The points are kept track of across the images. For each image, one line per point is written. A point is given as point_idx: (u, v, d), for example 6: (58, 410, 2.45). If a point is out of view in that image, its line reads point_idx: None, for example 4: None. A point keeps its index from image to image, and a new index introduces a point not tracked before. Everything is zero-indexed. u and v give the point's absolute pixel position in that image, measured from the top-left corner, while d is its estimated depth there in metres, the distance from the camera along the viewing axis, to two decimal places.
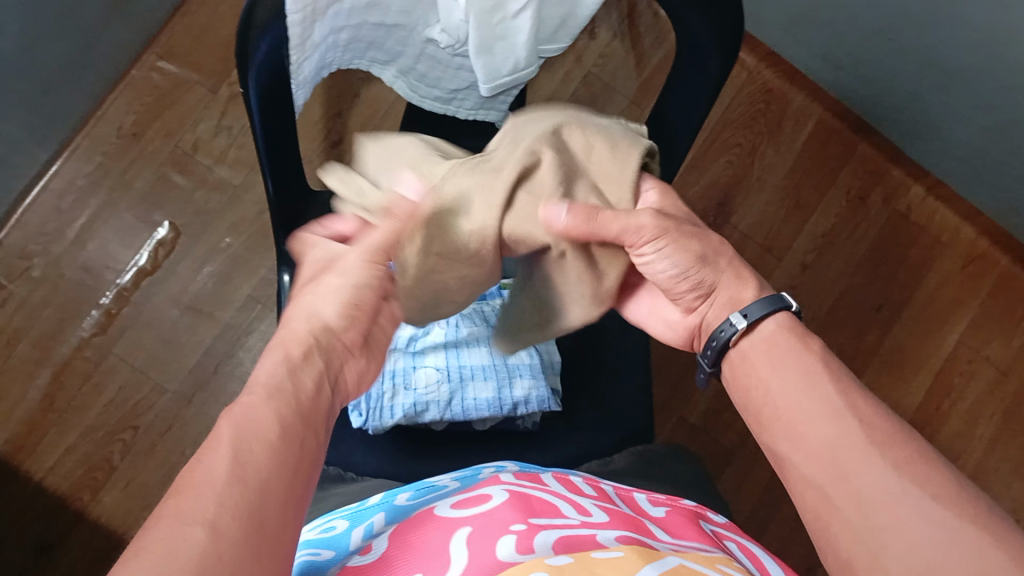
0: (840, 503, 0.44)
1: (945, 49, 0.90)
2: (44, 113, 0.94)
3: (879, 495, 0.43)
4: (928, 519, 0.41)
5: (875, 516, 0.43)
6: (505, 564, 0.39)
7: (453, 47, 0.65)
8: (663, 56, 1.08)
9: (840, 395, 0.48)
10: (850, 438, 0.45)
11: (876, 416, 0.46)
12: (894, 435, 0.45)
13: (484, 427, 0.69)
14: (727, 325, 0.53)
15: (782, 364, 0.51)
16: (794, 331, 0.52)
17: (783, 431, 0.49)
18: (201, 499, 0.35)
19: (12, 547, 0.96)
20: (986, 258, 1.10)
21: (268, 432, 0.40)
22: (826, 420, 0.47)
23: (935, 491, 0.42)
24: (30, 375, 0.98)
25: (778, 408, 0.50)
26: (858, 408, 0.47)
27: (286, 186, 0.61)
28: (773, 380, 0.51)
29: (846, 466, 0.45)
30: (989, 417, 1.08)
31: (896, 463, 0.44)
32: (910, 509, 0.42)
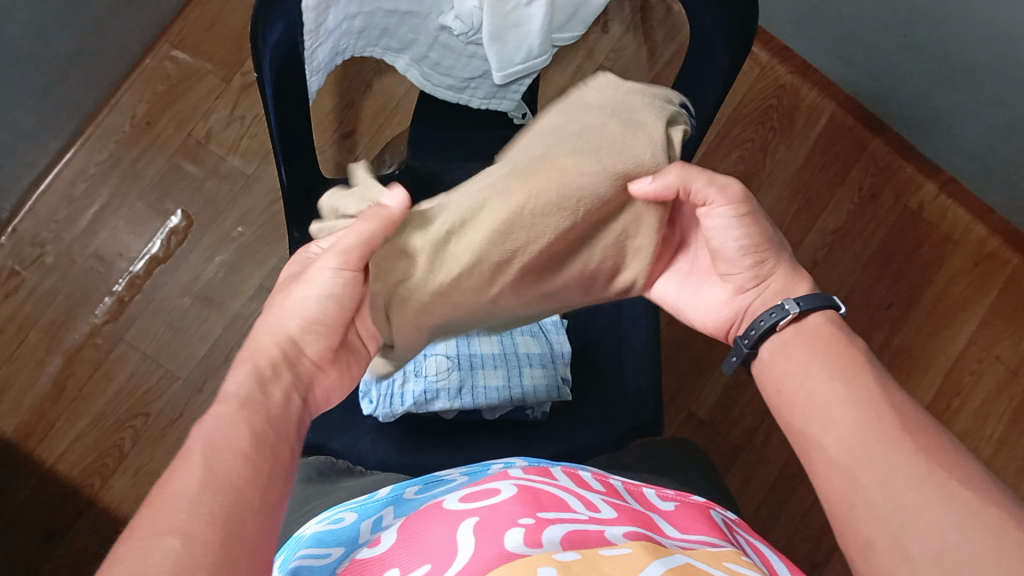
0: (867, 486, 0.44)
1: (957, 45, 0.89)
2: (56, 101, 0.95)
3: (906, 479, 0.43)
4: (953, 507, 0.41)
5: (901, 498, 0.42)
6: (511, 555, 0.39)
7: (466, 34, 0.66)
8: (675, 51, 1.08)
9: (877, 385, 0.48)
10: (882, 424, 0.45)
11: (908, 409, 0.46)
12: (923, 425, 0.45)
13: (493, 416, 0.69)
14: (778, 308, 0.52)
15: (816, 351, 0.51)
16: (839, 328, 0.52)
17: (810, 413, 0.49)
18: (176, 508, 0.36)
19: (22, 532, 0.96)
20: (997, 256, 1.10)
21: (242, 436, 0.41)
22: (857, 403, 0.47)
23: (962, 478, 0.42)
24: (41, 361, 0.99)
25: (806, 391, 0.50)
26: (890, 396, 0.47)
27: (296, 171, 0.61)
28: (808, 366, 0.50)
29: (873, 449, 0.45)
30: (998, 416, 1.08)
31: (925, 451, 0.44)
32: (936, 495, 0.42)
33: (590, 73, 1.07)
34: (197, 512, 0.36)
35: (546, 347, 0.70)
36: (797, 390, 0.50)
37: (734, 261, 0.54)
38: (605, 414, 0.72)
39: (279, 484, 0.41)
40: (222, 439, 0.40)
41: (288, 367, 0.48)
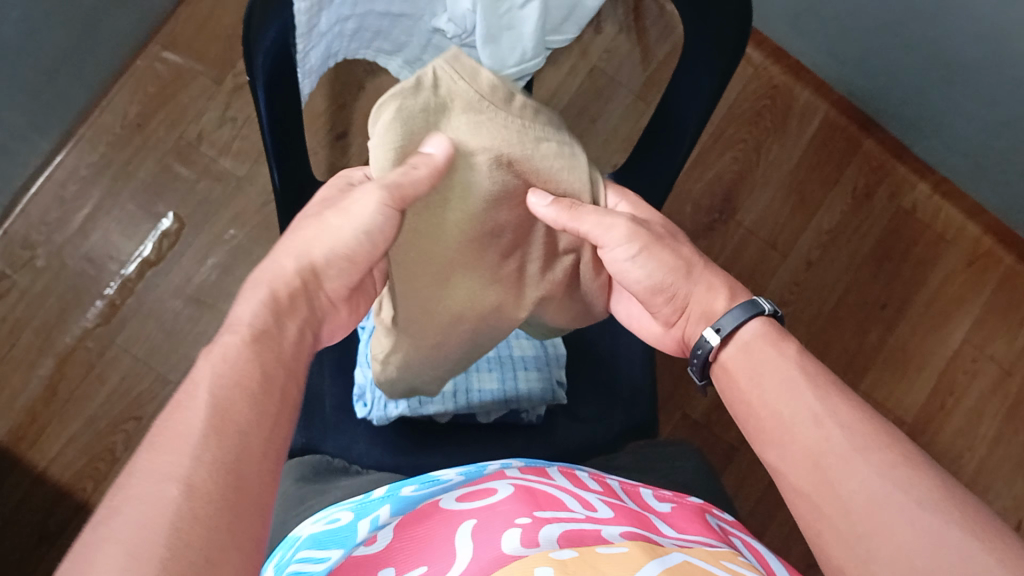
0: (829, 511, 0.44)
1: (950, 43, 0.89)
2: (46, 101, 0.94)
3: (863, 503, 0.43)
4: (912, 524, 0.41)
5: (860, 523, 0.42)
6: (507, 557, 0.39)
7: (460, 37, 0.67)
8: (669, 50, 1.08)
9: (818, 400, 0.47)
10: (832, 443, 0.45)
11: (854, 419, 0.46)
12: (874, 439, 0.45)
13: (488, 419, 0.69)
14: (703, 343, 0.54)
15: (760, 374, 0.51)
16: (768, 338, 0.52)
17: (768, 439, 0.49)
18: (176, 453, 0.35)
19: (12, 535, 0.95)
20: (991, 255, 1.10)
21: (250, 382, 0.40)
22: (806, 427, 0.47)
23: (919, 495, 0.42)
24: (33, 364, 0.98)
25: (761, 419, 0.50)
26: (837, 413, 0.46)
27: (290, 173, 0.61)
28: (756, 391, 0.50)
29: (829, 473, 0.45)
30: (992, 415, 1.08)
31: (879, 468, 0.43)
32: (897, 514, 0.41)
33: (584, 73, 1.07)
34: (198, 462, 0.35)
35: (541, 349, 0.70)
36: (753, 417, 0.50)
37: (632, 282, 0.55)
38: (600, 415, 0.71)
39: (279, 435, 0.40)
40: (230, 379, 0.40)
41: (305, 299, 0.49)
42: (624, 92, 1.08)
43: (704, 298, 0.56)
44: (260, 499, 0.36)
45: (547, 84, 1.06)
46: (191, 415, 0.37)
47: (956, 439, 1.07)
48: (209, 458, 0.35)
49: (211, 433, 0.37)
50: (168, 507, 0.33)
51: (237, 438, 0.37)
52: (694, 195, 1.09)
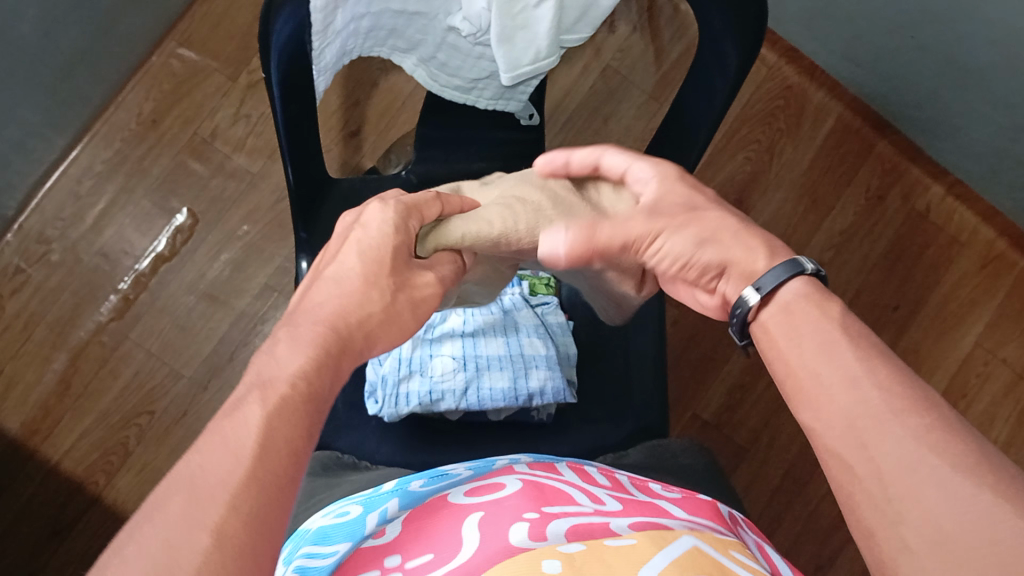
0: (861, 473, 0.40)
1: (966, 45, 0.88)
2: (61, 98, 0.95)
3: (895, 466, 0.38)
4: (947, 487, 0.37)
5: (891, 486, 0.38)
6: (515, 549, 0.39)
7: (475, 35, 0.65)
8: (683, 50, 1.07)
9: (858, 360, 0.43)
10: (867, 405, 0.41)
11: (894, 380, 0.41)
12: (913, 401, 0.40)
13: (500, 416, 0.70)
14: (739, 302, 0.48)
15: (798, 334, 0.46)
16: (812, 297, 0.47)
17: (802, 399, 0.44)
18: (212, 502, 0.33)
19: (25, 529, 0.96)
20: (1004, 258, 1.10)
21: (297, 436, 0.38)
22: (844, 389, 0.42)
23: (953, 458, 0.37)
24: (47, 358, 0.99)
25: (798, 378, 0.45)
26: (877, 373, 0.42)
27: (306, 170, 0.62)
28: (792, 348, 0.46)
29: (863, 435, 0.40)
30: (1004, 419, 1.07)
31: (915, 431, 0.39)
32: (930, 478, 0.37)
33: (597, 73, 1.07)
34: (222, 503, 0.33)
35: (553, 348, 0.70)
36: (790, 376, 0.46)
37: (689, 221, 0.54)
38: (611, 415, 0.71)
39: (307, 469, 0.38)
40: (276, 430, 0.37)
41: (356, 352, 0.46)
42: (637, 92, 1.08)
43: (741, 260, 0.49)
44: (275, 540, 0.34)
45: (561, 84, 1.06)
46: (224, 456, 0.35)
47: None
48: (243, 509, 0.33)
49: (249, 482, 0.34)
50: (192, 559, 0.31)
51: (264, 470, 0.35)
52: None
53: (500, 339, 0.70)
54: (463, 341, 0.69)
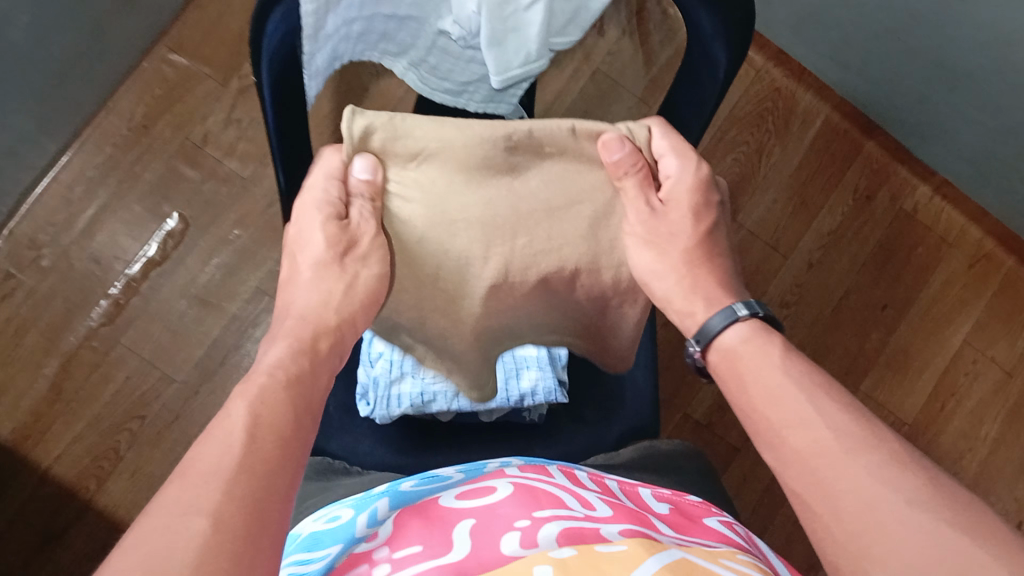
0: (822, 511, 0.43)
1: (953, 48, 0.89)
2: (53, 104, 0.95)
3: (854, 502, 0.41)
4: (903, 520, 0.39)
5: (852, 522, 0.41)
6: (507, 558, 0.39)
7: (465, 39, 0.65)
8: (673, 54, 1.09)
9: (813, 403, 0.46)
10: (823, 445, 0.44)
11: (851, 422, 0.45)
12: (869, 439, 0.43)
13: (491, 418, 0.71)
14: (687, 349, 0.56)
15: (760, 373, 0.50)
16: (760, 339, 0.52)
17: (768, 438, 0.48)
18: (208, 483, 0.36)
19: (17, 535, 0.96)
20: (992, 258, 1.11)
21: (283, 427, 0.42)
22: (799, 430, 0.46)
23: (909, 495, 0.40)
24: (39, 364, 0.99)
25: (765, 416, 0.48)
26: (835, 414, 0.45)
27: (297, 175, 0.62)
28: (754, 393, 0.49)
29: (822, 472, 0.43)
30: (994, 417, 1.08)
31: (873, 467, 0.42)
32: (888, 511, 0.40)
33: (587, 77, 1.08)
34: (218, 487, 0.36)
35: (543, 347, 0.69)
36: (757, 415, 0.49)
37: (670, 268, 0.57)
38: (602, 416, 0.72)
39: (300, 454, 0.43)
40: (262, 423, 0.41)
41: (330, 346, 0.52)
42: (627, 96, 1.08)
43: (682, 303, 0.57)
44: (273, 527, 0.37)
45: (551, 87, 1.07)
46: (216, 448, 0.38)
47: (957, 441, 1.07)
48: (237, 495, 0.36)
49: (241, 462, 0.38)
50: (194, 540, 0.33)
51: (254, 456, 0.39)
52: None
53: None
54: None
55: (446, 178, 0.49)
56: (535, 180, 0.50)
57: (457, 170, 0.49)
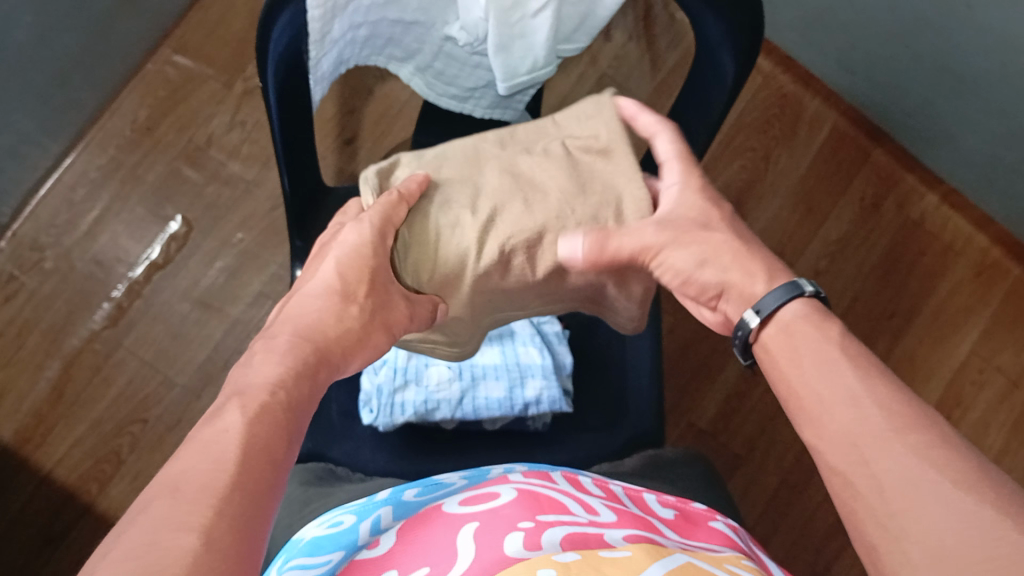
0: (862, 489, 0.40)
1: (958, 54, 0.89)
2: (55, 104, 0.95)
3: (895, 481, 0.39)
4: (944, 503, 0.37)
5: (892, 502, 0.39)
6: (510, 560, 0.39)
7: (472, 45, 0.64)
8: (679, 58, 1.08)
9: (858, 378, 0.44)
10: (867, 422, 0.42)
11: (894, 398, 0.42)
12: (912, 418, 0.41)
13: (495, 426, 0.70)
14: (742, 324, 0.51)
15: (806, 363, 0.46)
16: (813, 320, 0.48)
17: (807, 419, 0.45)
18: (184, 471, 0.35)
19: (17, 539, 0.96)
20: (999, 266, 1.10)
21: (273, 442, 0.39)
22: (842, 406, 0.43)
23: (954, 475, 0.38)
24: (41, 365, 0.99)
25: (806, 398, 0.46)
26: (876, 392, 0.43)
27: (302, 183, 0.62)
28: (793, 370, 0.47)
29: (866, 451, 0.41)
30: (1000, 426, 1.07)
31: (914, 447, 0.39)
32: (929, 493, 0.38)
33: (593, 81, 1.07)
34: (195, 469, 0.35)
35: (548, 355, 0.68)
36: (795, 398, 0.47)
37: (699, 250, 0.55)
38: (607, 424, 0.71)
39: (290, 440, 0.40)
40: (253, 437, 0.38)
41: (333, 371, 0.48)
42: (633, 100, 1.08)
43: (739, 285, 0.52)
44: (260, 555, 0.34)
45: (556, 92, 1.07)
46: (204, 461, 0.35)
47: None
48: (228, 513, 0.33)
49: (249, 467, 0.36)
50: (181, 559, 0.30)
51: (245, 445, 0.37)
52: None
53: (493, 347, 0.69)
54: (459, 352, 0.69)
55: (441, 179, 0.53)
56: (530, 159, 0.53)
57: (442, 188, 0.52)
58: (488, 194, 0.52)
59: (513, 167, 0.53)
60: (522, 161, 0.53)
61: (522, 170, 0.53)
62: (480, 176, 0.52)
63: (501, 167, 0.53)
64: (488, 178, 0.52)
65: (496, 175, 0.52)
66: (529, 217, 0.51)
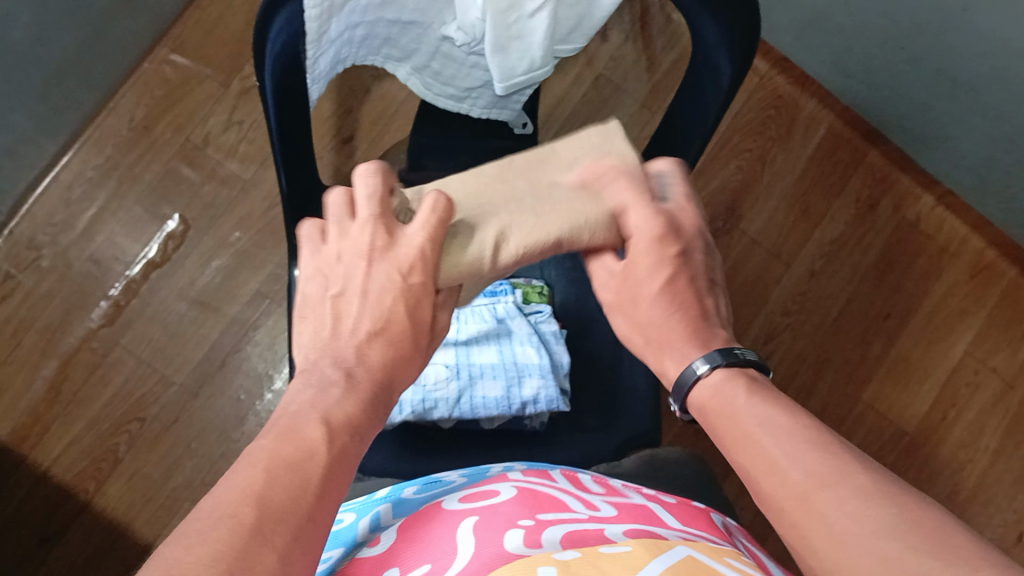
0: (804, 554, 0.37)
1: (954, 57, 0.89)
2: (52, 104, 0.95)
3: (827, 541, 0.36)
4: (872, 554, 0.34)
5: (828, 562, 0.35)
6: (511, 555, 0.39)
7: (469, 45, 0.65)
8: (676, 59, 1.08)
9: (777, 439, 0.41)
10: (787, 486, 0.39)
11: (819, 451, 0.39)
12: (832, 469, 0.38)
13: (492, 425, 0.69)
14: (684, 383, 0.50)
15: (758, 415, 0.43)
16: (744, 381, 0.46)
17: (755, 472, 0.41)
18: (259, 473, 0.35)
19: (14, 537, 0.96)
20: (994, 268, 1.10)
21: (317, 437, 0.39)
22: (767, 473, 0.40)
23: (875, 523, 0.34)
24: (37, 364, 0.99)
25: (755, 448, 0.42)
26: (796, 448, 0.40)
27: (299, 183, 0.62)
28: (728, 439, 0.44)
29: (799, 512, 0.38)
30: (994, 427, 1.08)
31: (837, 500, 0.36)
32: (854, 548, 0.34)
33: (590, 82, 1.08)
34: (273, 479, 0.35)
35: (546, 355, 0.69)
36: (741, 451, 0.43)
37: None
38: (603, 424, 0.71)
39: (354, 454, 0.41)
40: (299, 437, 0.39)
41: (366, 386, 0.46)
42: (629, 101, 1.08)
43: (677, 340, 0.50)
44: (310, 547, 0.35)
45: (554, 92, 1.07)
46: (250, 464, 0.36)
47: (957, 452, 1.07)
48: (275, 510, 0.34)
49: (312, 481, 0.37)
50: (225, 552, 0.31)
51: (311, 465, 0.37)
52: (699, 203, 1.09)
53: (490, 347, 0.69)
54: (456, 350, 0.68)
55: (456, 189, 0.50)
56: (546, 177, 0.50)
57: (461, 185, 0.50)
58: (502, 207, 0.48)
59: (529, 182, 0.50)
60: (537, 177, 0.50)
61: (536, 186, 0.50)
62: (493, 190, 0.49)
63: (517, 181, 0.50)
64: (503, 191, 0.49)
65: (515, 188, 0.49)
66: (542, 227, 0.47)
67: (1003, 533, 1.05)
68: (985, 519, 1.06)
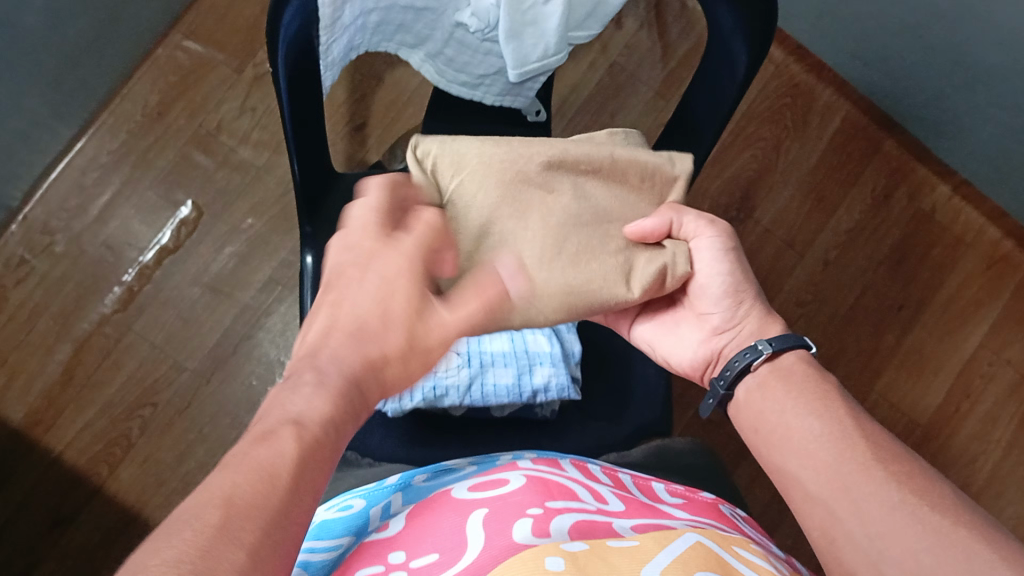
0: (844, 516, 0.44)
1: (973, 46, 0.88)
2: (67, 89, 0.95)
3: (877, 511, 0.43)
4: (923, 528, 0.41)
5: (874, 526, 0.43)
6: (519, 547, 0.39)
7: (482, 31, 0.64)
8: (690, 47, 1.08)
9: (824, 412, 0.49)
10: (814, 442, 0.48)
11: (874, 435, 0.47)
12: (885, 454, 0.45)
13: (503, 413, 0.70)
14: (750, 351, 0.53)
15: (774, 403, 0.51)
16: (810, 365, 0.53)
17: (780, 430, 0.50)
18: (248, 477, 0.36)
19: (29, 519, 0.97)
20: (1010, 259, 1.09)
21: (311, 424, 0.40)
22: (792, 427, 0.49)
23: (930, 502, 0.43)
24: (51, 348, 0.99)
25: (787, 411, 0.50)
26: (855, 434, 0.47)
27: (311, 168, 0.62)
28: (770, 405, 0.51)
29: (848, 480, 0.45)
30: (1007, 420, 1.07)
31: (894, 478, 0.44)
32: (907, 519, 0.42)
33: (604, 69, 1.07)
34: (267, 469, 0.36)
35: (557, 343, 0.69)
36: (763, 412, 0.52)
37: (713, 300, 0.57)
38: (614, 413, 0.71)
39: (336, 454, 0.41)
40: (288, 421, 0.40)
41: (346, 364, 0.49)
42: (644, 89, 1.07)
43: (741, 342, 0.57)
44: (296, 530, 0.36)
45: (567, 80, 1.06)
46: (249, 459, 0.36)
47: (969, 444, 1.07)
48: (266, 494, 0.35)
49: (301, 468, 0.38)
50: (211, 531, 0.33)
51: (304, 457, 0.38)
52: (713, 192, 1.08)
53: (501, 336, 0.70)
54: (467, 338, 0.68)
55: (475, 188, 0.52)
56: (565, 191, 0.53)
57: (497, 188, 0.52)
58: (527, 229, 0.52)
59: (547, 195, 0.52)
60: (560, 191, 0.53)
61: (555, 202, 0.52)
62: (514, 210, 0.52)
63: (535, 195, 0.52)
64: (522, 210, 0.52)
65: (537, 207, 0.52)
66: (559, 259, 0.51)
67: (1013, 526, 1.05)
68: (996, 512, 1.06)
